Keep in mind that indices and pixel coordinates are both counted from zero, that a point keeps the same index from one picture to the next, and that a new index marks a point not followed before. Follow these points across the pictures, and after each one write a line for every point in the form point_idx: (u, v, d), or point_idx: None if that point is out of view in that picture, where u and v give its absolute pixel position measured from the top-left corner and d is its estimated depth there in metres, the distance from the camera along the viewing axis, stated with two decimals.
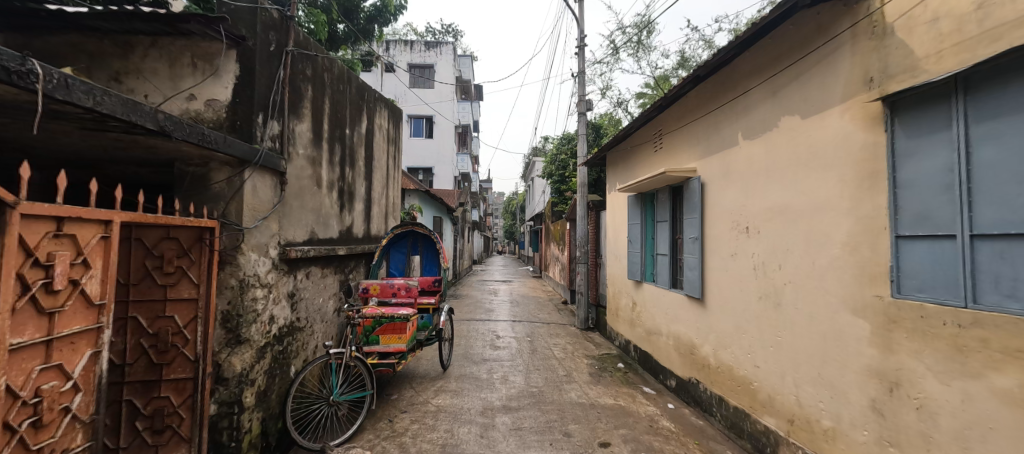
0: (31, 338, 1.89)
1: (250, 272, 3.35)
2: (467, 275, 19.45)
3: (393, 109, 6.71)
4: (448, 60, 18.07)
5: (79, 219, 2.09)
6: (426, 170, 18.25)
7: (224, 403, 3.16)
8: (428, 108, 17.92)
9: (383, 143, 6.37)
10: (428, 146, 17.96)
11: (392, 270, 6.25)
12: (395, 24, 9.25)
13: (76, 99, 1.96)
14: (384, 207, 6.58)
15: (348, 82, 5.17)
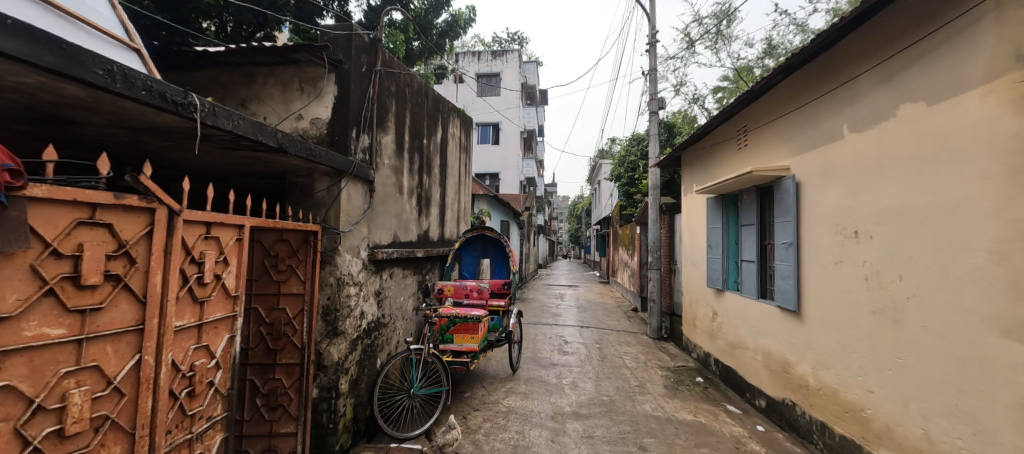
0: (189, 322, 2.28)
1: (345, 271, 3.72)
2: (533, 279, 19.51)
3: (464, 118, 7.01)
4: (514, 68, 18.40)
5: (221, 223, 2.50)
6: (492, 176, 18.52)
7: (324, 388, 3.54)
8: (495, 115, 18.30)
9: (456, 151, 6.67)
10: (494, 152, 18.25)
11: (464, 273, 6.46)
12: (464, 37, 9.65)
13: (219, 124, 2.34)
14: (457, 211, 6.88)
15: (425, 95, 5.52)
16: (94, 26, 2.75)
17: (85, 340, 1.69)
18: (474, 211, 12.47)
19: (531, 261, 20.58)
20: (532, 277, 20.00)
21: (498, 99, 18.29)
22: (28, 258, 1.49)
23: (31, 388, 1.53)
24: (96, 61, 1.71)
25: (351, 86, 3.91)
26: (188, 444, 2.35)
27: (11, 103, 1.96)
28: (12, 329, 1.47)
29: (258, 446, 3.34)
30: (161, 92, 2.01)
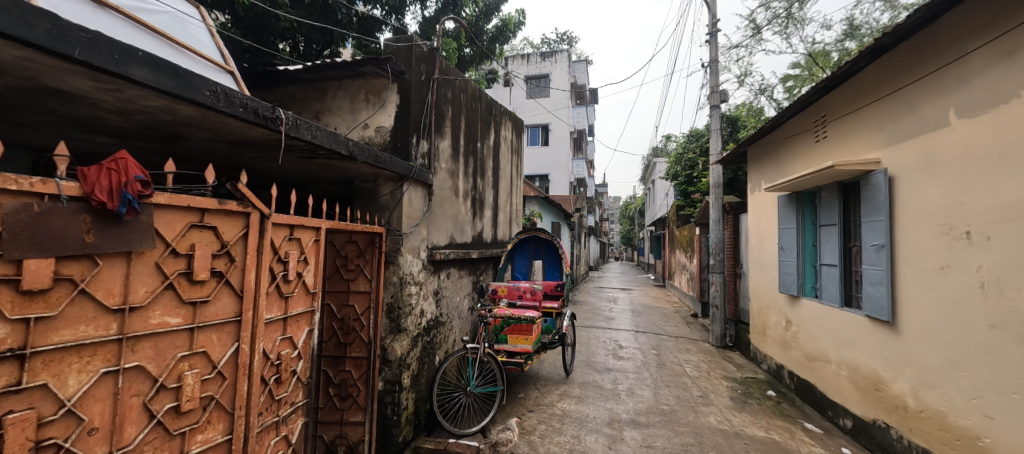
0: (276, 315, 2.51)
1: (407, 271, 3.91)
2: (585, 282, 19.18)
3: (516, 121, 7.08)
4: (563, 68, 18.20)
5: (301, 226, 2.72)
6: (542, 177, 18.41)
7: (389, 381, 3.74)
8: (546, 116, 18.20)
9: (508, 153, 6.75)
10: (545, 153, 18.13)
11: (517, 274, 6.49)
12: (514, 40, 9.72)
13: (300, 135, 2.55)
14: (509, 213, 6.95)
15: (479, 99, 5.64)
16: (196, 53, 3.17)
17: (196, 329, 1.90)
18: (526, 212, 12.49)
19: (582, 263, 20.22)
20: (583, 279, 19.65)
21: (549, 100, 18.17)
22: (153, 256, 1.70)
23: (155, 369, 1.74)
24: (204, 84, 1.93)
25: (411, 95, 4.09)
26: (275, 426, 2.59)
27: (138, 123, 2.27)
28: (142, 317, 1.68)
29: (331, 432, 3.60)
30: (254, 108, 2.23)
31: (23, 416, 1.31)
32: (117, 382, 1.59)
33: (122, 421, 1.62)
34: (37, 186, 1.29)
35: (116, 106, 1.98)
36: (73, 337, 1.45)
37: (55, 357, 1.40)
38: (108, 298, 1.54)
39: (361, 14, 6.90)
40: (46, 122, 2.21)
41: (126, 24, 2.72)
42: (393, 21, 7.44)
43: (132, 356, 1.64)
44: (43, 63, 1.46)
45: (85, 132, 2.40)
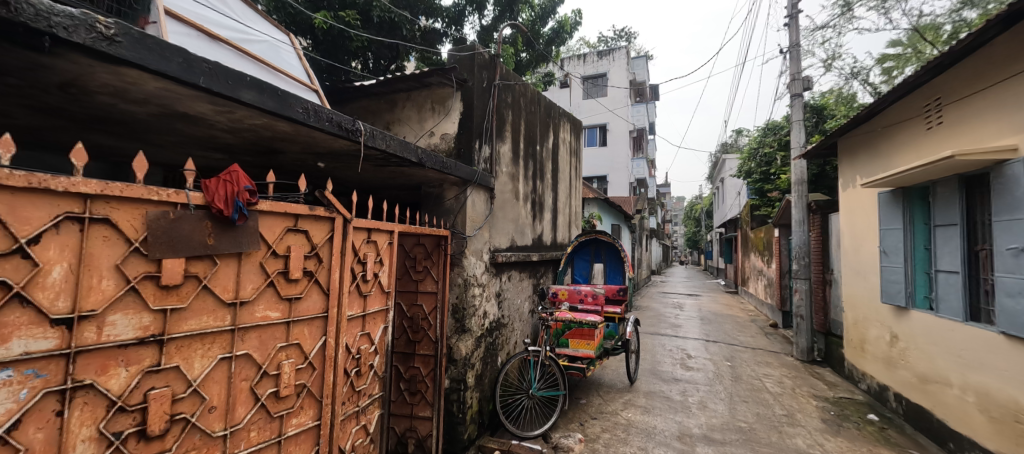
0: (356, 312, 2.71)
1: (470, 273, 4.02)
2: (647, 286, 18.39)
3: (575, 122, 7.01)
4: (621, 65, 17.58)
5: (377, 229, 2.91)
6: (600, 179, 17.94)
7: (454, 379, 3.87)
8: (604, 115, 17.73)
9: (567, 155, 6.69)
10: (603, 154, 17.67)
11: (576, 277, 6.24)
12: (570, 41, 9.63)
13: (376, 144, 2.74)
14: (569, 216, 6.88)
15: (538, 103, 5.66)
16: (286, 75, 3.59)
17: (291, 323, 2.11)
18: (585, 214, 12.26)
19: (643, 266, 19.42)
20: (644, 284, 18.87)
21: (607, 99, 17.70)
22: (258, 257, 1.92)
23: (260, 357, 1.96)
24: (298, 102, 2.15)
25: (474, 102, 4.22)
26: (355, 415, 2.78)
27: (244, 140, 2.57)
28: (249, 311, 1.89)
29: (402, 424, 3.79)
30: (337, 122, 2.43)
31: (162, 392, 1.53)
32: (230, 367, 1.80)
33: (234, 402, 1.83)
34: (171, 196, 1.51)
35: (229, 126, 2.26)
36: (198, 326, 1.66)
37: (184, 343, 1.61)
38: (223, 293, 1.76)
39: (424, 28, 7.24)
40: (174, 142, 2.59)
41: (233, 55, 3.23)
42: (453, 32, 7.72)
43: (242, 345, 1.86)
44: (176, 92, 1.71)
45: (202, 149, 2.77)
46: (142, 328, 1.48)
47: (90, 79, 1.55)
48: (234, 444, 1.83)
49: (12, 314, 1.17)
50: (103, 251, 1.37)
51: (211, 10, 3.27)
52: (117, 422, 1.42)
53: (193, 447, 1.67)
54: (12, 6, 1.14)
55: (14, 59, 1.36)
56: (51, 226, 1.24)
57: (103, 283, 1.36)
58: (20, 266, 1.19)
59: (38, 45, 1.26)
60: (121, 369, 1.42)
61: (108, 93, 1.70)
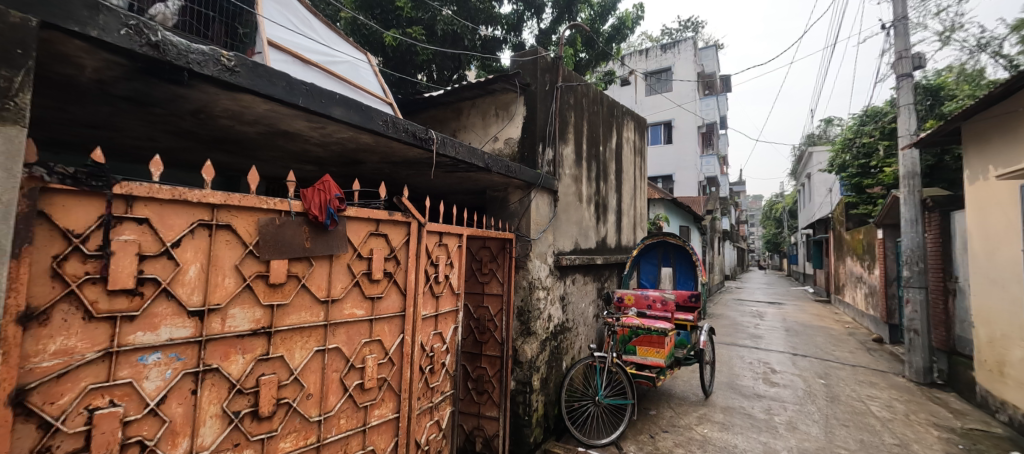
0: (429, 312, 2.84)
1: (535, 276, 4.03)
2: (721, 293, 17.14)
3: (639, 120, 6.74)
4: (687, 57, 16.32)
5: (448, 233, 3.03)
6: (666, 178, 17.06)
7: (520, 382, 3.89)
8: (670, 111, 16.74)
9: (631, 155, 6.46)
10: (668, 152, 16.73)
11: (643, 282, 5.96)
12: (632, 36, 9.28)
13: (446, 152, 2.86)
14: (634, 217, 6.64)
15: (601, 102, 5.53)
16: (365, 90, 3.91)
17: (374, 320, 2.27)
18: (650, 216, 11.74)
19: (716, 271, 18.13)
20: (717, 290, 17.60)
21: (674, 94, 16.75)
22: (346, 259, 2.09)
23: (348, 351, 2.13)
24: (378, 115, 2.31)
25: (538, 105, 4.23)
26: (429, 411, 2.92)
27: (332, 153, 2.83)
28: (339, 308, 2.06)
29: (470, 422, 3.92)
30: (412, 132, 2.58)
31: (269, 378, 1.72)
32: (323, 359, 1.98)
33: (327, 391, 2.01)
34: (276, 205, 1.70)
35: (320, 140, 2.50)
36: (298, 321, 1.85)
37: (287, 335, 1.81)
38: (318, 291, 1.94)
39: (484, 36, 7.41)
40: (275, 157, 2.92)
41: (321, 76, 3.61)
42: (512, 38, 7.81)
43: (333, 339, 2.04)
44: (280, 112, 1.93)
45: (297, 163, 3.09)
46: (255, 321, 1.68)
47: (215, 106, 1.80)
48: (326, 430, 2.01)
49: (161, 305, 1.40)
50: (225, 252, 1.57)
51: (305, 37, 3.66)
52: (236, 402, 1.63)
53: (294, 429, 1.86)
54: (161, 48, 1.35)
55: (161, 92, 1.62)
56: (188, 232, 1.46)
57: (225, 280, 1.57)
58: (166, 265, 1.41)
59: (179, 78, 1.49)
60: (239, 356, 1.63)
61: (227, 116, 1.96)
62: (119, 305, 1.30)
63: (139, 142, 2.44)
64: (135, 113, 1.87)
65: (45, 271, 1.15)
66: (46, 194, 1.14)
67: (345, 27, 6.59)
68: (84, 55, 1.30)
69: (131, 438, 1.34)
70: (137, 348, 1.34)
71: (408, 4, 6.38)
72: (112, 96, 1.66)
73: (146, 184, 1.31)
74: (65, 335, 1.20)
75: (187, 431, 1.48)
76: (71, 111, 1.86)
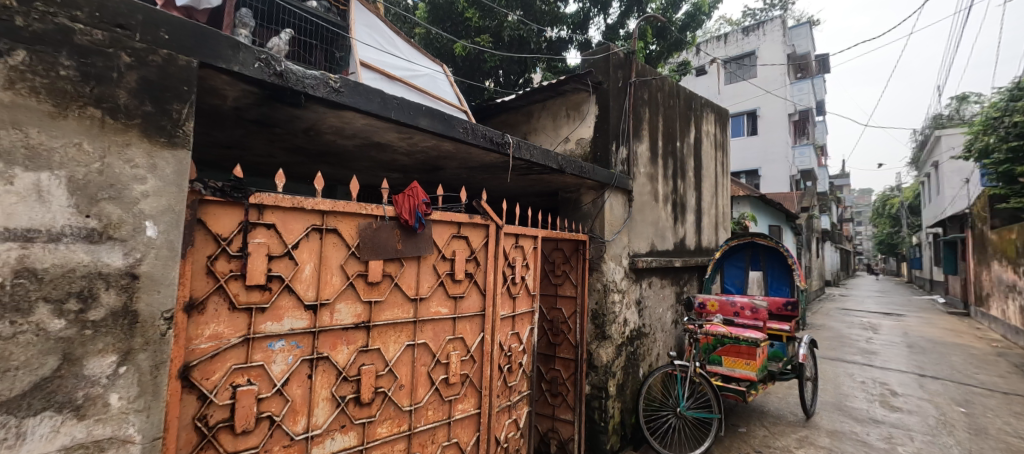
0: (507, 312, 2.91)
1: (610, 278, 3.91)
2: (823, 301, 15.21)
3: (720, 112, 6.26)
4: (775, 39, 14.74)
5: (523, 235, 3.08)
6: (750, 173, 15.21)
7: (595, 387, 3.82)
8: (755, 99, 14.90)
9: (712, 149, 6.01)
10: (754, 145, 14.91)
11: (728, 287, 5.43)
12: (709, 22, 8.63)
13: (522, 155, 2.91)
14: (716, 217, 6.18)
15: (678, 95, 5.23)
16: (443, 101, 4.14)
17: (457, 318, 2.38)
18: (735, 215, 10.80)
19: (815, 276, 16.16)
20: (817, 298, 15.67)
21: (760, 80, 15.23)
22: (431, 259, 2.22)
23: (435, 347, 2.26)
24: (459, 123, 2.42)
25: (610, 103, 4.12)
26: (508, 409, 2.98)
27: (416, 161, 3.03)
28: (426, 305, 2.20)
29: (545, 423, 3.94)
30: (490, 137, 2.66)
31: (369, 368, 1.89)
32: (413, 353, 2.13)
33: (417, 383, 2.15)
34: (373, 210, 1.87)
35: (406, 149, 2.68)
36: (391, 317, 2.01)
37: (382, 329, 1.97)
38: (408, 290, 2.09)
39: (550, 38, 7.38)
40: (368, 167, 3.20)
41: (405, 90, 3.88)
42: (579, 36, 7.58)
43: (421, 334, 2.18)
44: (375, 125, 2.11)
45: (386, 171, 3.35)
46: (357, 315, 1.86)
47: (323, 123, 2.03)
48: (416, 419, 2.16)
49: (285, 299, 1.61)
50: (333, 253, 1.76)
51: (390, 54, 3.97)
52: (342, 388, 1.81)
53: (389, 417, 2.02)
54: (284, 76, 1.56)
55: (282, 114, 1.86)
56: (304, 235, 1.66)
57: (333, 278, 1.75)
58: (288, 265, 1.62)
59: (297, 101, 1.70)
60: (344, 347, 1.81)
61: (331, 132, 2.19)
62: (254, 298, 1.52)
63: (260, 159, 2.83)
64: (260, 134, 2.18)
65: (202, 268, 1.39)
66: (203, 205, 1.37)
67: (421, 41, 7.10)
68: (228, 87, 1.55)
69: (263, 412, 1.56)
70: (267, 336, 1.56)
71: (476, 14, 6.67)
72: (245, 120, 1.94)
73: (273, 195, 1.53)
74: (216, 323, 1.43)
75: (305, 411, 1.69)
76: (213, 135, 2.22)
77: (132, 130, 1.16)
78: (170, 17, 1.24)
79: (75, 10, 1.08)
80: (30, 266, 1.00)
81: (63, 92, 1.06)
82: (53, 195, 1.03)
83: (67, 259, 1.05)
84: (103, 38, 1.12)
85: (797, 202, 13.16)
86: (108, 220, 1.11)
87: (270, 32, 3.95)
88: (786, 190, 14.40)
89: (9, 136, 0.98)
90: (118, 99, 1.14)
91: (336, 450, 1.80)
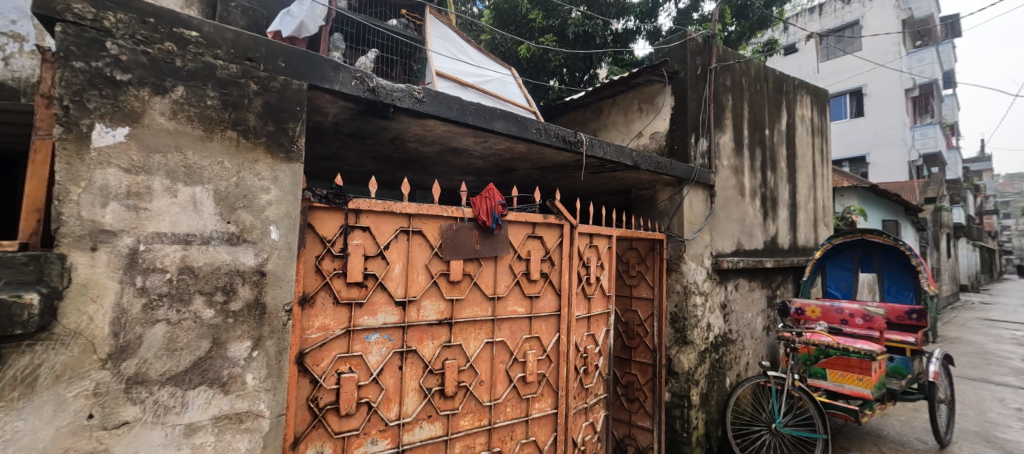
0: (582, 313, 2.88)
1: (691, 279, 3.67)
2: (959, 309, 12.83)
3: (818, 93, 5.59)
4: (885, 4, 12.80)
5: (597, 234, 3.02)
6: (855, 161, 13.30)
7: (676, 394, 3.61)
8: (861, 76, 13.02)
9: (808, 136, 5.38)
10: (861, 128, 12.98)
11: (830, 290, 4.80)
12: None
13: (595, 153, 2.87)
14: (815, 212, 5.52)
15: (766, 78, 4.77)
16: (513, 104, 4.21)
17: (533, 317, 2.41)
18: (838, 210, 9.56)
19: (946, 281, 13.71)
20: (950, 306, 13.26)
21: (866, 53, 13.30)
22: (508, 259, 2.28)
23: (512, 346, 2.31)
24: (532, 124, 2.44)
25: (688, 92, 3.88)
26: (584, 411, 2.94)
27: (489, 163, 3.12)
28: (503, 304, 2.26)
29: (622, 429, 3.85)
30: (563, 136, 2.66)
31: (452, 363, 2.00)
32: (492, 350, 2.20)
33: (495, 380, 2.22)
34: (453, 213, 1.97)
35: (480, 153, 2.77)
36: (471, 315, 2.10)
37: (463, 326, 2.07)
38: (486, 289, 2.16)
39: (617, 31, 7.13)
40: (444, 172, 3.36)
41: (477, 95, 4.02)
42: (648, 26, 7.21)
43: (499, 332, 2.24)
44: (453, 132, 2.22)
45: (460, 175, 3.50)
46: (440, 312, 1.97)
47: (406, 132, 2.18)
48: (496, 415, 2.22)
49: (378, 296, 1.76)
50: (418, 253, 1.88)
51: (462, 62, 4.13)
52: (429, 380, 1.93)
53: (471, 410, 2.11)
54: (376, 91, 1.70)
55: (372, 126, 2.03)
56: (393, 237, 1.79)
57: (418, 277, 1.88)
58: (381, 264, 1.76)
59: (386, 114, 1.84)
60: (430, 341, 1.93)
61: (414, 140, 2.34)
62: (353, 294, 1.68)
63: (352, 168, 3.12)
64: (353, 145, 2.40)
65: (312, 267, 1.57)
66: (312, 211, 1.55)
67: (489, 47, 7.32)
68: (330, 105, 1.73)
69: (363, 398, 1.72)
70: (364, 329, 1.72)
71: (540, 15, 6.72)
72: (341, 134, 2.16)
73: (368, 200, 1.68)
74: (323, 316, 1.61)
75: (397, 399, 1.83)
76: (315, 149, 2.49)
77: (259, 148, 1.34)
78: (285, 47, 1.42)
79: (217, 49, 1.28)
80: (190, 265, 1.21)
81: (209, 118, 1.26)
82: (204, 205, 1.24)
83: (215, 259, 1.25)
84: (237, 71, 1.32)
85: (919, 193, 11.30)
86: (243, 225, 1.30)
87: (358, 52, 4.31)
88: (905, 179, 12.36)
89: (174, 158, 1.20)
90: (248, 122, 1.33)
91: (423, 438, 1.92)
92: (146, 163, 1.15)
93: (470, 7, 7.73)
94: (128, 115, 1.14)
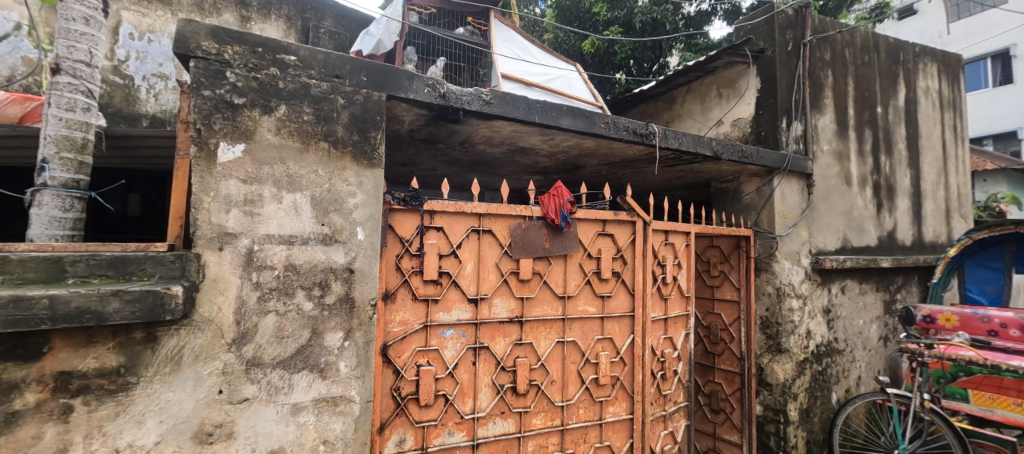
0: (659, 315, 2.75)
1: (786, 280, 3.29)
2: None
3: (946, 59, 4.75)
4: None
5: (675, 231, 2.86)
6: (1002, 137, 11.03)
7: (770, 408, 3.25)
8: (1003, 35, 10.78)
9: (933, 110, 4.59)
10: (1009, 98, 10.73)
11: (971, 293, 4.08)
12: None
13: (670, 144, 2.72)
14: (946, 201, 4.68)
15: (875, 48, 4.16)
16: (580, 99, 4.16)
17: (605, 318, 2.34)
18: (980, 198, 8.02)
19: None
20: None
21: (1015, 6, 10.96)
22: (578, 258, 2.25)
23: (584, 346, 2.27)
24: (600, 118, 2.38)
25: (777, 72, 3.52)
26: (663, 419, 2.80)
27: (557, 162, 3.11)
28: (574, 304, 2.24)
29: (705, 442, 3.65)
30: (633, 129, 2.56)
31: (523, 360, 2.02)
32: (563, 350, 2.18)
33: (567, 380, 2.20)
34: (521, 212, 1.99)
35: (549, 151, 2.77)
36: (541, 315, 2.11)
37: (534, 325, 2.08)
38: (556, 288, 2.16)
39: (688, 15, 6.67)
40: (513, 172, 3.42)
41: (543, 94, 4.02)
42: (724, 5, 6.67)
43: (570, 332, 2.22)
44: (521, 131, 2.25)
45: (529, 174, 3.53)
46: (511, 310, 2.01)
47: (477, 135, 2.26)
48: (568, 416, 2.20)
49: (452, 293, 1.84)
50: (490, 251, 1.94)
51: (527, 62, 4.17)
52: (501, 376, 1.98)
53: (543, 409, 2.12)
54: (447, 97, 1.79)
55: (444, 131, 2.13)
56: (465, 237, 1.87)
57: (489, 275, 1.93)
58: (454, 262, 1.85)
59: (456, 118, 1.91)
60: (502, 339, 1.98)
61: (484, 141, 2.42)
62: (429, 291, 1.78)
63: (426, 172, 3.29)
64: (427, 150, 2.54)
65: (393, 265, 1.69)
66: (392, 213, 1.68)
67: (553, 45, 7.30)
68: (406, 113, 1.85)
69: (440, 391, 1.81)
70: (441, 324, 1.81)
71: (605, 7, 6.56)
72: (416, 140, 2.29)
73: (441, 202, 1.77)
74: (404, 311, 1.73)
75: (472, 394, 1.90)
76: (393, 155, 2.69)
77: (347, 157, 1.48)
78: (366, 62, 1.55)
79: (311, 70, 1.44)
80: (293, 263, 1.37)
81: (306, 132, 1.42)
82: (303, 209, 1.40)
83: (313, 257, 1.40)
84: (327, 88, 1.46)
85: None
86: (335, 227, 1.44)
87: (429, 62, 4.56)
88: None
89: (278, 169, 1.36)
90: (338, 134, 1.47)
91: (497, 433, 1.97)
92: (257, 174, 1.33)
93: (534, 7, 7.78)
94: (243, 133, 1.32)
